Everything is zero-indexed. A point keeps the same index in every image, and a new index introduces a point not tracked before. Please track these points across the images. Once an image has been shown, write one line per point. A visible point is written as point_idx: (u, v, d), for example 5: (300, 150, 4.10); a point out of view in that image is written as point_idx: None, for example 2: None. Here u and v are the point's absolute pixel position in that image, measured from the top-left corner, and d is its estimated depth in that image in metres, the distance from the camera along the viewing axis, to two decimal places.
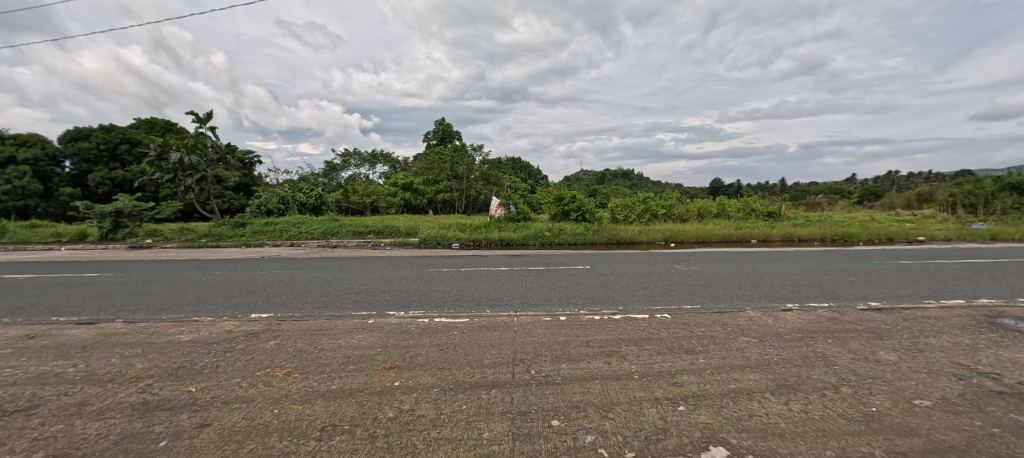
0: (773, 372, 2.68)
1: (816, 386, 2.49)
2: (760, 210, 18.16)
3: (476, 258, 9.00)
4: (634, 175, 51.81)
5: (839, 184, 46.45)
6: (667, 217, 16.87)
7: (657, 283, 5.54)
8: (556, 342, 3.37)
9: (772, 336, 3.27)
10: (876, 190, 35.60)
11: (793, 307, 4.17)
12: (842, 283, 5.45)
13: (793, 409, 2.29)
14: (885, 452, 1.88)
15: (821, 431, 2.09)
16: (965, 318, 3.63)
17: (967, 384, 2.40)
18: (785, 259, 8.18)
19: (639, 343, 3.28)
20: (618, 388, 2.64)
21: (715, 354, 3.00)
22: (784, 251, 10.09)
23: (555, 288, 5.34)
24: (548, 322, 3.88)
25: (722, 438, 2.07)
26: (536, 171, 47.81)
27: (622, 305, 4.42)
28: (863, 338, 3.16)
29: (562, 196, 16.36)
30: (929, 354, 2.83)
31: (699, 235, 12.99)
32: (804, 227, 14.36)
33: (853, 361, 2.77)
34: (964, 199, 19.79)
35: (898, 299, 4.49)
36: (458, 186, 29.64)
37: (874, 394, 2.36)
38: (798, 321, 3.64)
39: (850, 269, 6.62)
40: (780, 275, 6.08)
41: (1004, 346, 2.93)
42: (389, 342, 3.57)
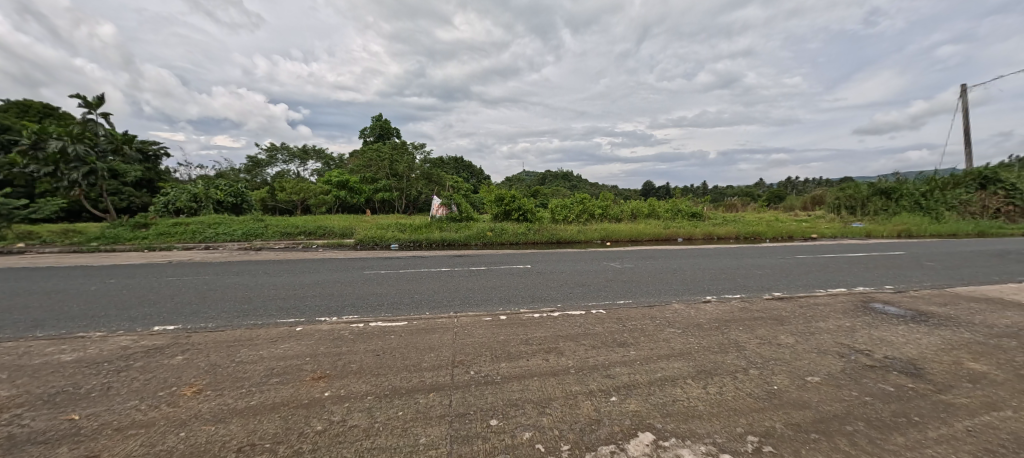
0: (695, 359, 2.88)
1: (730, 370, 2.72)
2: (685, 210, 19.71)
3: (417, 258, 8.77)
4: (576, 178, 54.02)
5: (752, 188, 52.10)
6: (603, 217, 17.74)
7: (594, 280, 5.76)
8: (496, 342, 3.33)
9: (694, 327, 3.53)
10: (781, 193, 40.37)
11: (712, 299, 4.56)
12: (753, 276, 6.07)
13: (710, 392, 2.50)
14: (786, 428, 2.17)
15: (734, 411, 2.33)
16: (848, 303, 4.22)
17: (847, 361, 2.77)
18: (705, 255, 8.98)
19: (577, 338, 3.36)
20: (555, 384, 2.69)
21: (644, 346, 3.15)
22: (704, 248, 11.11)
23: (496, 288, 5.33)
24: (488, 321, 3.84)
25: (649, 424, 2.23)
26: (480, 172, 48.15)
27: (562, 302, 4.52)
28: (767, 325, 3.53)
29: (503, 197, 16.55)
30: (820, 336, 3.24)
31: (631, 233, 13.80)
32: (723, 227, 15.84)
33: (760, 346, 3.07)
34: (847, 202, 23.18)
35: (797, 289, 5.10)
36: (398, 185, 28.69)
37: (776, 373, 2.64)
38: (715, 311, 3.97)
39: (760, 264, 7.38)
40: (703, 270, 6.61)
41: (874, 327, 3.44)
42: (319, 350, 3.31)
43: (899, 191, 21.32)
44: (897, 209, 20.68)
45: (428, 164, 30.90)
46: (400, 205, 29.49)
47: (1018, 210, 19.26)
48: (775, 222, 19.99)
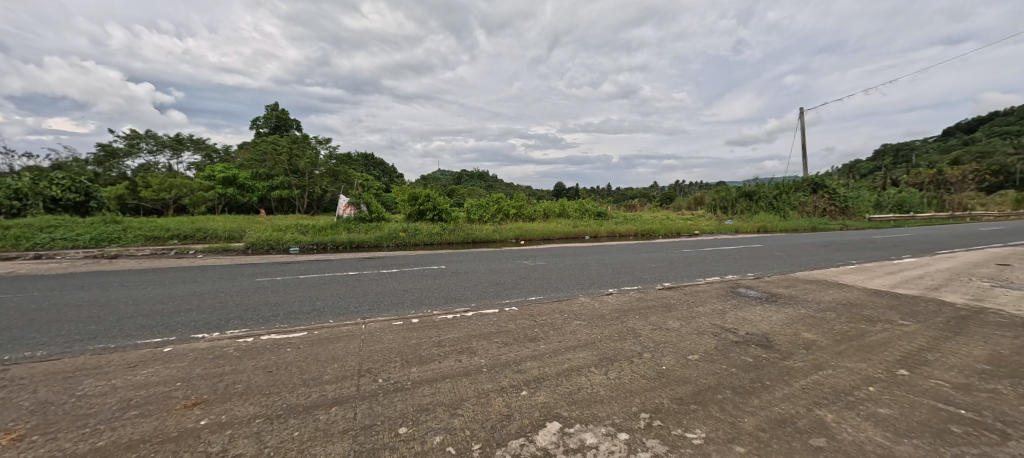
0: (599, 348, 3.09)
1: (627, 355, 2.97)
2: (591, 209, 21.27)
3: (322, 262, 8.11)
4: (492, 179, 55.25)
5: (651, 191, 58.45)
6: (517, 216, 18.39)
7: (508, 279, 5.89)
8: (406, 346, 3.20)
9: (598, 318, 3.79)
10: (671, 193, 45.92)
11: (614, 291, 4.96)
12: (648, 269, 6.77)
13: (611, 378, 2.70)
14: (672, 402, 2.46)
15: (630, 392, 2.57)
16: (721, 289, 4.93)
17: (719, 339, 3.22)
18: (608, 251, 9.80)
19: (490, 336, 3.39)
20: (467, 384, 2.67)
21: (553, 339, 3.29)
22: (607, 245, 12.12)
23: (408, 290, 5.16)
24: (398, 326, 3.68)
25: (557, 414, 2.33)
26: (390, 170, 47.35)
27: (475, 302, 4.53)
28: (658, 312, 3.94)
29: (418, 196, 16.20)
30: (699, 319, 3.72)
31: (544, 232, 14.54)
32: (624, 225, 17.52)
33: (653, 331, 3.41)
34: (721, 202, 27.26)
35: (683, 279, 5.81)
36: (300, 182, 27.08)
37: (665, 355, 2.96)
38: (616, 302, 4.33)
39: (654, 258, 8.27)
40: (607, 265, 7.19)
41: (739, 308, 4.07)
42: (195, 373, 2.85)
43: (758, 193, 25.66)
44: (756, 209, 24.87)
45: (333, 161, 29.24)
46: (301, 205, 28.23)
47: (836, 209, 24.39)
48: (666, 220, 22.73)
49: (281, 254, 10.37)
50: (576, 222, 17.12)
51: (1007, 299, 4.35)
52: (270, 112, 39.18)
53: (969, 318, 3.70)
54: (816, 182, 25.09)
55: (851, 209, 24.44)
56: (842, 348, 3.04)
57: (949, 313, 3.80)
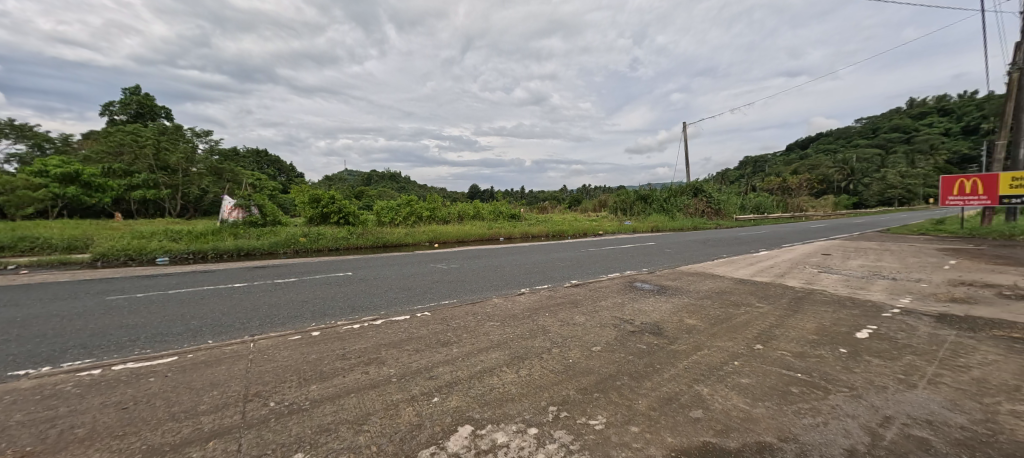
0: (511, 347, 3.17)
1: (538, 351, 3.10)
2: (505, 212, 22.00)
3: (202, 274, 7.04)
4: (403, 180, 54.00)
5: (562, 194, 62.26)
6: (432, 219, 18.09)
7: (421, 283, 5.76)
8: (305, 363, 2.93)
9: (510, 318, 3.89)
10: (580, 196, 49.48)
11: (526, 290, 5.15)
12: (557, 268, 7.17)
13: (522, 375, 2.79)
14: (577, 392, 2.62)
15: (540, 387, 2.67)
16: (620, 284, 5.41)
17: (619, 330, 3.52)
18: (522, 252, 10.18)
19: (402, 344, 3.26)
20: (375, 396, 2.53)
21: (466, 342, 3.29)
22: (521, 246, 12.59)
23: (308, 302, 4.73)
24: (294, 341, 3.35)
25: (469, 417, 2.33)
26: (288, 168, 44.17)
27: (384, 309, 4.32)
28: (567, 308, 4.18)
29: (320, 198, 15.50)
30: (602, 313, 4.03)
31: (461, 235, 14.74)
32: (536, 226, 18.40)
33: (561, 327, 3.60)
34: (619, 204, 30.08)
35: (589, 276, 6.26)
36: (170, 181, 24.04)
37: (572, 348, 3.14)
38: (528, 302, 4.49)
39: (563, 257, 8.80)
40: (519, 266, 7.46)
41: (635, 300, 4.51)
42: (10, 422, 2.24)
43: (652, 197, 28.85)
44: (650, 210, 27.96)
45: (214, 156, 26.30)
46: (171, 207, 24.87)
47: (711, 210, 27.93)
48: (574, 221, 24.45)
49: (146, 265, 8.76)
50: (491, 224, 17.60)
51: (829, 280, 5.50)
52: (127, 97, 33.17)
53: (804, 297, 4.60)
54: (696, 187, 28.95)
55: (723, 211, 28.36)
56: (715, 330, 3.55)
57: (791, 295, 4.68)
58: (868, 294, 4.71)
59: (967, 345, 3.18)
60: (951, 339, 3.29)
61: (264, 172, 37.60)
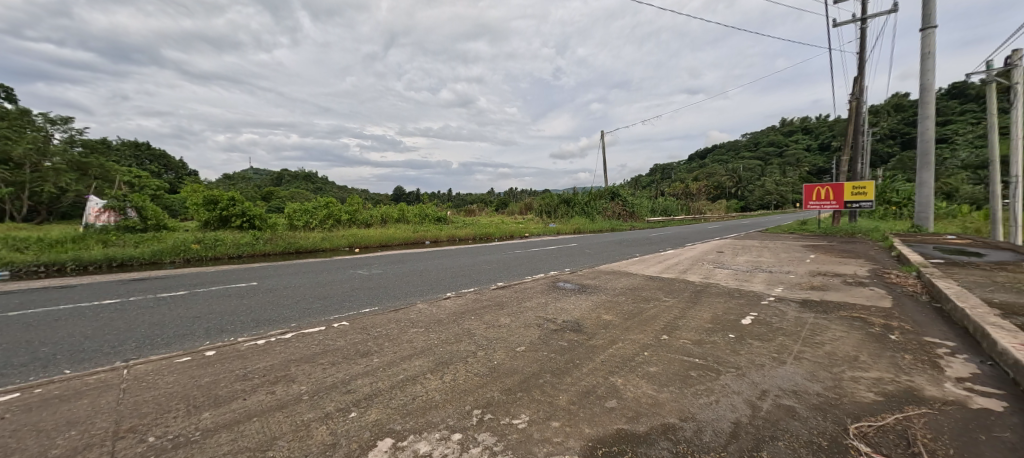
0: (434, 354, 3.12)
1: (463, 356, 3.09)
2: (432, 214, 21.57)
3: (58, 290, 5.85)
4: (321, 180, 50.54)
5: (489, 196, 63.04)
6: (351, 222, 17.32)
7: (339, 291, 5.44)
8: (196, 388, 2.59)
9: (435, 323, 3.84)
10: (507, 201, 50.81)
11: (451, 294, 5.12)
12: (483, 270, 7.26)
13: (446, 381, 2.76)
14: (501, 393, 2.66)
15: (465, 391, 2.67)
16: (544, 284, 5.63)
17: (543, 329, 3.67)
18: (450, 255, 10.10)
19: (316, 358, 3.04)
20: (282, 418, 2.31)
21: (387, 350, 3.17)
22: (449, 249, 12.51)
23: (202, 318, 4.19)
24: (182, 364, 2.94)
25: (390, 429, 2.24)
26: (177, 166, 38.88)
27: (295, 321, 3.99)
28: (492, 311, 4.24)
29: (217, 200, 14.06)
30: (527, 313, 4.16)
31: (382, 239, 14.08)
32: (463, 229, 18.52)
33: (486, 329, 3.64)
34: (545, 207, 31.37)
35: (515, 277, 6.43)
36: (12, 177, 19.31)
37: (497, 350, 3.20)
38: (453, 306, 4.46)
39: (489, 260, 8.93)
40: (444, 269, 7.42)
41: (558, 299, 4.73)
42: None
43: (574, 200, 30.58)
44: (573, 213, 29.58)
45: (76, 148, 22.48)
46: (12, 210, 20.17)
47: (626, 213, 30.64)
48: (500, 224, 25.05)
49: None
50: (416, 228, 17.21)
51: (722, 275, 6.31)
52: None
53: (702, 290, 5.22)
54: (613, 192, 31.25)
55: (637, 214, 31.11)
56: (629, 323, 3.86)
57: (693, 289, 5.27)
58: (752, 285, 5.49)
59: (821, 324, 3.87)
60: (810, 320, 3.97)
61: (143, 168, 32.17)
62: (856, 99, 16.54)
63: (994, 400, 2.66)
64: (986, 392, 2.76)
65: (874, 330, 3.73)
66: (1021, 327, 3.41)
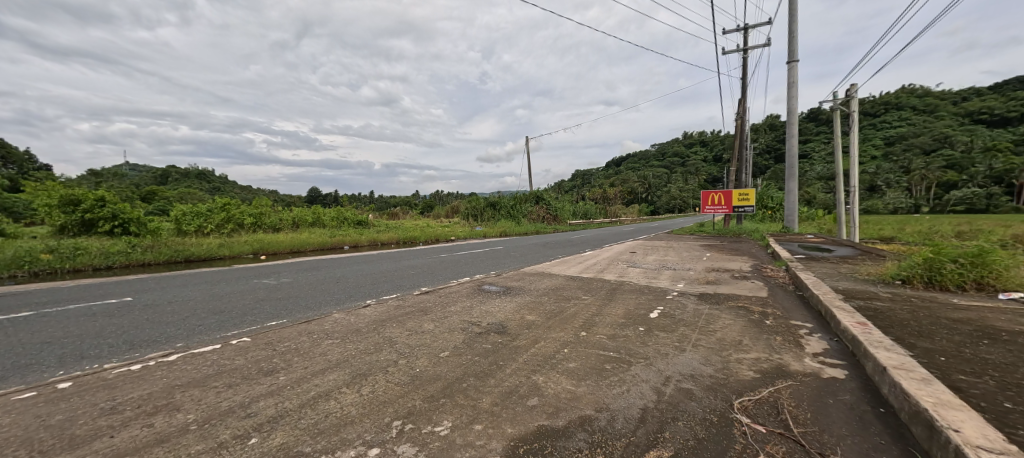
0: (351, 366, 2.97)
1: (382, 366, 2.99)
2: (351, 217, 20.95)
3: None
4: (219, 179, 45.06)
5: (414, 199, 61.67)
6: (255, 227, 16.15)
7: (239, 304, 4.89)
8: (40, 431, 2.13)
9: (353, 333, 3.66)
10: (433, 204, 50.45)
11: (371, 302, 4.92)
12: (406, 276, 7.09)
13: (363, 394, 2.64)
14: (423, 402, 2.60)
15: (385, 402, 2.57)
16: (469, 288, 5.67)
17: (467, 332, 3.69)
18: (371, 261, 9.67)
19: (209, 381, 2.71)
20: (163, 453, 2.00)
21: (297, 366, 2.94)
22: (371, 254, 11.97)
23: (52, 343, 3.49)
24: (20, 403, 2.41)
25: (298, 451, 2.07)
26: (18, 159, 31.74)
27: (181, 341, 3.51)
28: (415, 317, 4.18)
29: (78, 200, 11.93)
30: (452, 317, 4.16)
31: (289, 245, 13.09)
32: (386, 233, 18.08)
33: (408, 336, 3.57)
34: (472, 210, 31.40)
35: (440, 282, 6.38)
36: None
37: (419, 358, 3.14)
38: (373, 314, 4.30)
39: (412, 264, 8.76)
40: (364, 276, 7.10)
41: (483, 302, 4.80)
42: None
43: (500, 204, 31.16)
44: (499, 216, 30.13)
45: None
46: None
47: (550, 216, 32.32)
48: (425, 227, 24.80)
49: None
50: (333, 233, 16.54)
51: (634, 273, 6.91)
52: None
53: (616, 288, 5.66)
54: (537, 196, 32.59)
55: (559, 216, 32.40)
56: (549, 323, 4.05)
57: (609, 287, 5.69)
58: (659, 282, 6.10)
59: (713, 314, 4.43)
60: (705, 311, 4.52)
61: None
62: (740, 118, 19.32)
63: (838, 370, 3.28)
64: (833, 364, 3.38)
65: (754, 316, 4.37)
66: (855, 308, 4.25)
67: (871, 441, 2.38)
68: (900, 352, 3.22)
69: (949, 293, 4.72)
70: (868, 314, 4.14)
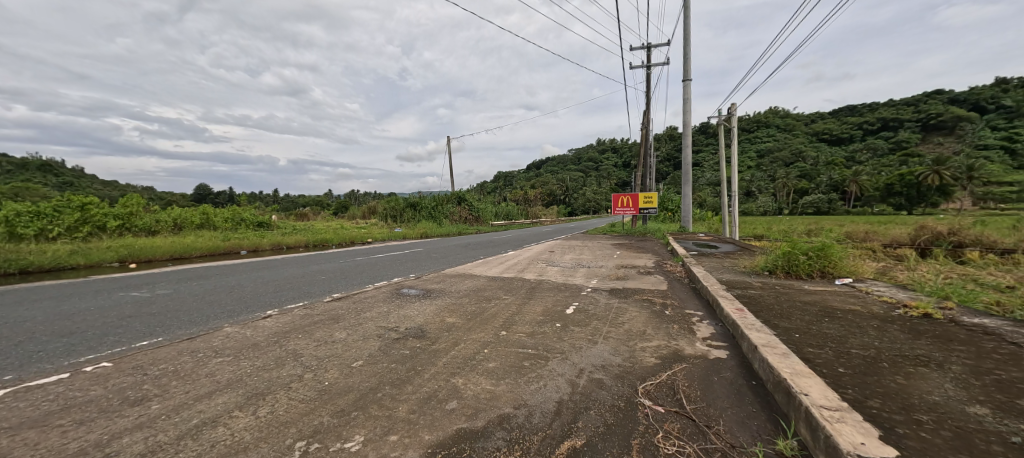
0: (245, 386, 2.68)
1: (285, 382, 2.75)
2: (249, 219, 19.12)
3: None
4: (71, 171, 37.01)
5: (326, 198, 57.27)
6: (123, 229, 13.91)
7: (95, 324, 4.09)
8: None
9: (249, 349, 3.31)
10: (348, 205, 47.55)
11: (273, 313, 4.49)
12: (315, 282, 6.60)
13: (260, 415, 2.39)
14: (331, 417, 2.43)
15: (288, 421, 2.36)
16: (386, 292, 5.49)
17: (383, 339, 3.58)
18: (273, 267, 8.74)
19: (50, 420, 2.24)
20: None
21: (176, 392, 2.57)
22: (273, 259, 10.85)
23: None
24: None
25: None
26: None
27: (9, 374, 2.84)
28: (325, 326, 3.93)
29: None
30: (367, 324, 3.99)
31: (169, 251, 11.33)
32: (292, 236, 16.65)
33: (316, 348, 3.35)
34: (389, 211, 29.75)
35: (354, 287, 6.06)
36: None
37: (328, 370, 2.96)
38: (274, 326, 3.94)
39: (322, 269, 8.15)
40: (264, 284, 6.43)
41: (400, 307, 4.69)
42: None
43: (420, 204, 30.12)
44: (419, 217, 29.18)
45: None
46: None
47: (472, 217, 32.55)
48: (340, 228, 23.27)
49: None
50: (227, 236, 14.76)
51: (552, 271, 7.29)
52: None
53: (535, 287, 5.90)
54: (459, 196, 32.62)
55: (481, 217, 33.11)
56: (468, 324, 4.09)
57: (528, 286, 5.92)
58: (576, 279, 6.51)
59: (622, 308, 4.85)
60: (614, 305, 4.93)
61: None
62: (645, 129, 21.46)
63: (721, 351, 3.80)
64: (716, 346, 3.92)
65: (655, 308, 4.88)
66: (734, 296, 4.97)
67: (745, 411, 2.79)
68: (767, 331, 3.84)
69: (801, 280, 5.76)
70: (743, 300, 4.88)
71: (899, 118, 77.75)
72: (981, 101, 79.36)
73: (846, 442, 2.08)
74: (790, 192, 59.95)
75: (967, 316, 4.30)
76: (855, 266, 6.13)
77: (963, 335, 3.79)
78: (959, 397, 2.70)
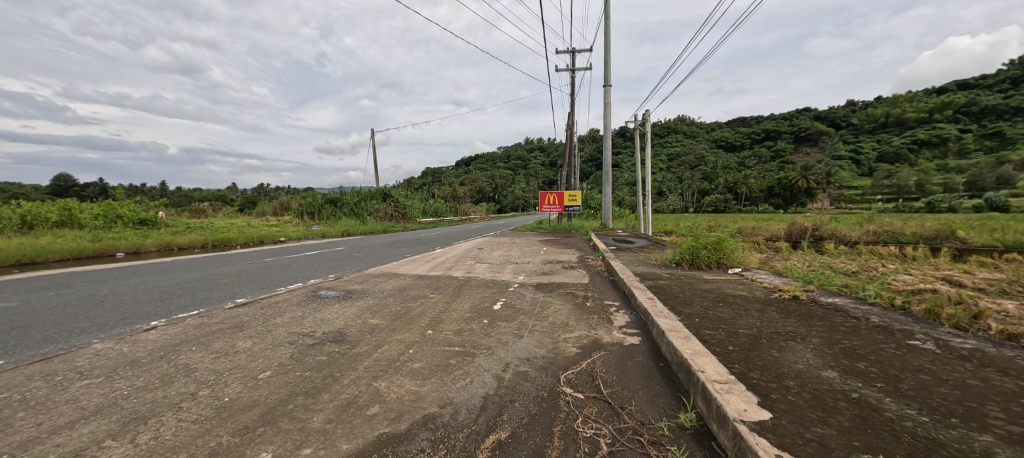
0: (121, 411, 2.33)
1: (174, 402, 2.45)
2: (129, 216, 16.24)
3: None
4: None
5: (227, 192, 50.82)
6: None
7: None
8: None
9: (128, 368, 2.89)
10: (257, 201, 42.90)
11: (158, 324, 3.95)
12: (213, 287, 5.90)
13: (141, 442, 2.09)
14: (232, 436, 2.21)
15: (179, 444, 2.11)
16: (301, 295, 5.13)
17: (296, 347, 3.36)
18: (159, 272, 7.59)
19: None
20: None
21: (22, 427, 2.14)
22: (159, 262, 9.42)
23: None
24: None
25: None
26: None
27: None
28: (226, 336, 3.57)
29: None
30: (278, 331, 3.72)
31: (13, 255, 9.32)
32: (185, 235, 14.61)
33: (215, 361, 3.04)
34: (306, 208, 27.33)
35: (261, 291, 5.55)
36: None
37: (229, 384, 2.70)
38: (162, 339, 3.48)
39: (222, 273, 7.29)
40: (147, 291, 5.60)
41: (316, 310, 4.43)
42: None
43: (341, 200, 28.32)
44: (340, 214, 27.40)
45: None
46: None
47: (399, 214, 31.37)
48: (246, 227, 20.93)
49: None
50: (97, 236, 12.47)
51: (480, 269, 7.37)
52: None
53: (463, 284, 5.93)
54: (385, 193, 31.19)
55: (409, 214, 32.14)
56: (391, 326, 4.00)
57: (456, 284, 5.93)
58: (504, 276, 6.66)
59: (547, 302, 5.09)
60: (540, 300, 5.15)
61: None
62: (570, 130, 22.53)
63: (634, 338, 4.17)
64: (629, 333, 4.29)
65: (577, 300, 5.19)
66: (646, 286, 5.49)
67: (652, 390, 3.12)
68: (672, 317, 4.30)
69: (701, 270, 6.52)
70: (653, 290, 5.39)
71: (782, 130, 91.17)
72: (838, 120, 96.62)
73: (733, 410, 2.42)
74: (695, 191, 67.49)
75: (824, 296, 5.26)
76: (744, 257, 7.10)
77: (820, 312, 4.61)
78: (816, 364, 3.29)
